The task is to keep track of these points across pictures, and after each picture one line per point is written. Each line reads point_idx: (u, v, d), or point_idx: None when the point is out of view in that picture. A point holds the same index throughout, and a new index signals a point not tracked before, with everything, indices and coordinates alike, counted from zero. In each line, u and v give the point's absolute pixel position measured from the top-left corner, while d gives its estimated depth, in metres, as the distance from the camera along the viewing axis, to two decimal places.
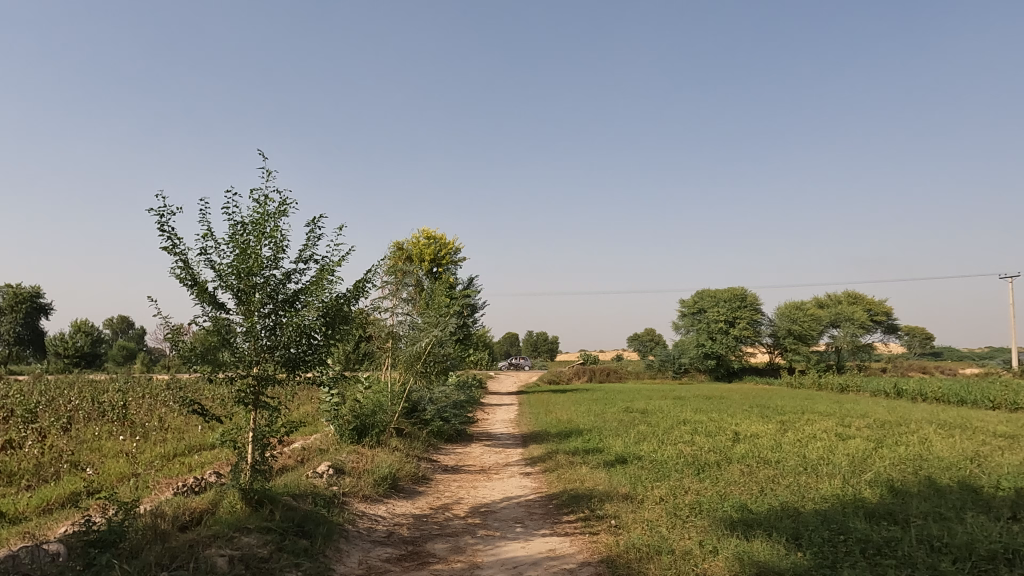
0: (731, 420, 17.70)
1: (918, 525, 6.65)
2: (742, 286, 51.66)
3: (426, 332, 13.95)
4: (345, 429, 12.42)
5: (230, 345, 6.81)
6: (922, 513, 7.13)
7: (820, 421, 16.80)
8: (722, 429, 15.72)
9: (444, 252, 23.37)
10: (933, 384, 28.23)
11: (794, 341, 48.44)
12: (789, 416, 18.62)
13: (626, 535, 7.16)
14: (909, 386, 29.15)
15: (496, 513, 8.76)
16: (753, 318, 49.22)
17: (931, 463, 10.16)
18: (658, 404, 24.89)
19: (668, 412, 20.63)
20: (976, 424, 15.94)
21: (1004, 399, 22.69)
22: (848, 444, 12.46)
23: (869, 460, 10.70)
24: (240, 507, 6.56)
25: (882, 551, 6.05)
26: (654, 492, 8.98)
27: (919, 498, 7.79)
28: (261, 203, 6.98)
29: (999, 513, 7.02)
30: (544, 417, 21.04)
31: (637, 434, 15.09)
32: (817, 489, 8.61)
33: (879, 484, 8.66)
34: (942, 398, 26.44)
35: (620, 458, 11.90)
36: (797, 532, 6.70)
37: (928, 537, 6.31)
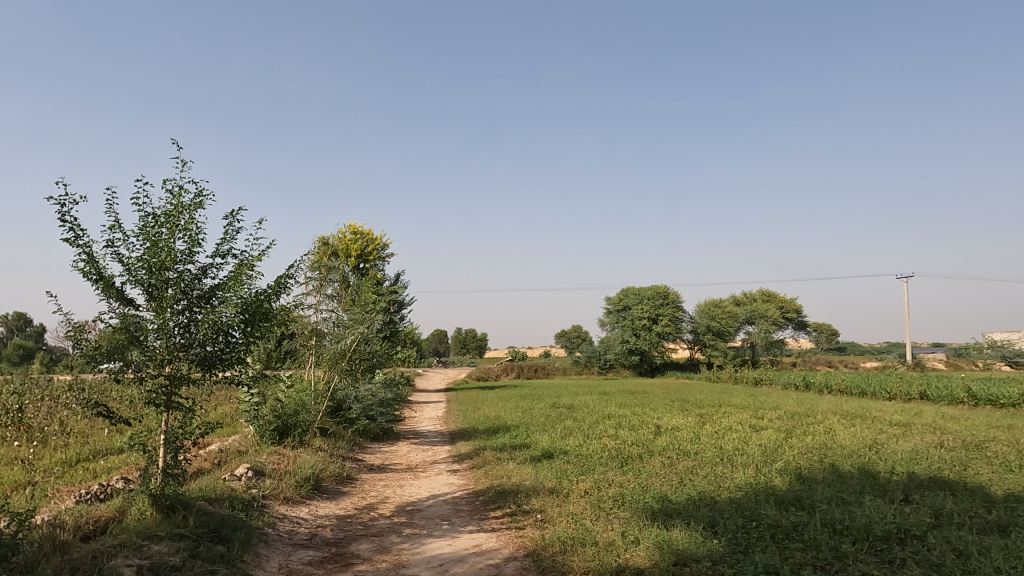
0: (654, 414, 18.28)
1: (823, 510, 7.08)
2: (664, 285, 53.31)
3: (352, 329, 13.61)
4: (265, 430, 12.02)
5: (140, 344, 6.43)
6: (826, 498, 7.60)
7: (736, 413, 17.66)
8: (644, 422, 16.21)
9: (371, 247, 22.93)
10: (837, 377, 30.16)
11: (713, 337, 50.48)
12: (707, 409, 19.48)
13: (552, 529, 7.27)
14: (816, 380, 31.00)
15: (422, 511, 8.70)
16: (675, 316, 50.97)
17: (835, 451, 10.85)
18: (584, 399, 25.42)
19: (593, 407, 21.05)
20: (874, 414, 17.14)
21: (899, 391, 24.55)
22: (761, 435, 13.13)
23: (780, 450, 11.30)
24: (150, 514, 6.17)
25: (790, 536, 6.40)
26: (580, 485, 9.15)
27: (823, 484, 8.31)
28: (175, 193, 6.62)
29: (893, 496, 7.59)
30: (473, 414, 21.08)
31: (564, 429, 15.30)
32: (732, 478, 9.03)
33: (788, 472, 9.18)
34: (845, 390, 28.33)
35: (547, 454, 12.04)
36: (713, 520, 7.00)
37: (832, 520, 6.72)
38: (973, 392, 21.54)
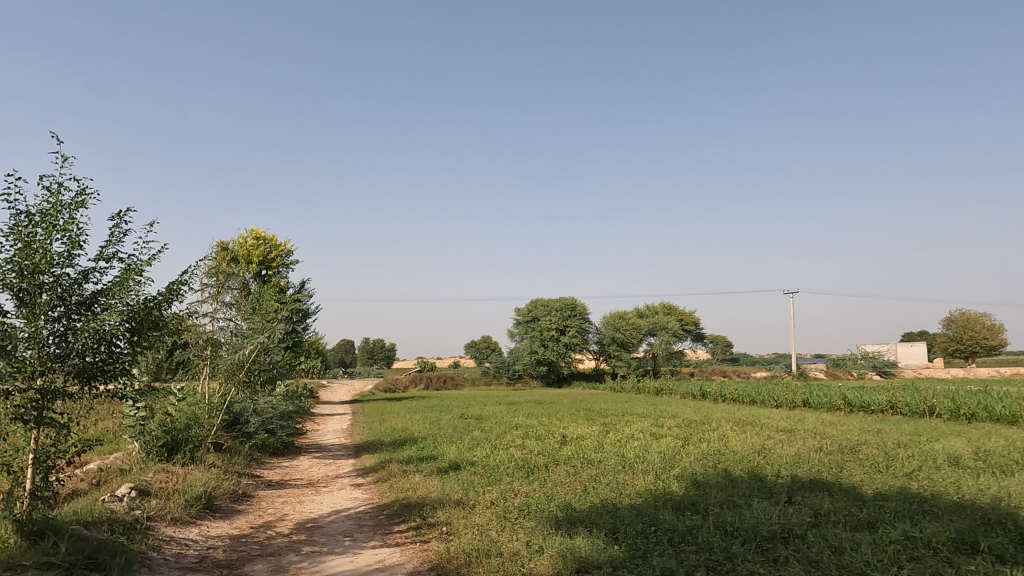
0: (560, 423, 18.62)
1: (715, 513, 7.45)
2: (572, 296, 54.46)
3: (251, 338, 12.99)
4: (152, 446, 11.24)
5: (8, 354, 5.80)
6: (718, 502, 8.01)
7: (638, 422, 18.30)
8: (550, 432, 16.49)
9: (274, 253, 22.04)
10: (730, 386, 31.91)
11: (617, 348, 52.05)
12: (610, 418, 20.06)
13: (457, 541, 7.22)
14: (712, 389, 32.64)
15: (323, 528, 8.41)
16: (582, 327, 52.19)
17: (727, 457, 11.47)
18: (493, 409, 25.53)
19: (501, 418, 21.16)
20: (763, 421, 18.27)
21: (785, 399, 26.31)
22: (660, 443, 13.66)
23: (678, 457, 11.80)
24: (13, 541, 5.57)
25: (685, 539, 6.68)
26: (486, 496, 9.16)
27: (716, 488, 8.76)
28: (53, 190, 6.10)
29: (778, 498, 8.11)
30: (378, 426, 20.62)
31: (471, 440, 15.28)
32: (633, 485, 9.33)
33: (684, 478, 9.60)
34: (737, 398, 30.02)
35: (453, 465, 11.97)
36: (614, 527, 7.19)
37: (723, 523, 7.07)
38: (849, 399, 23.40)
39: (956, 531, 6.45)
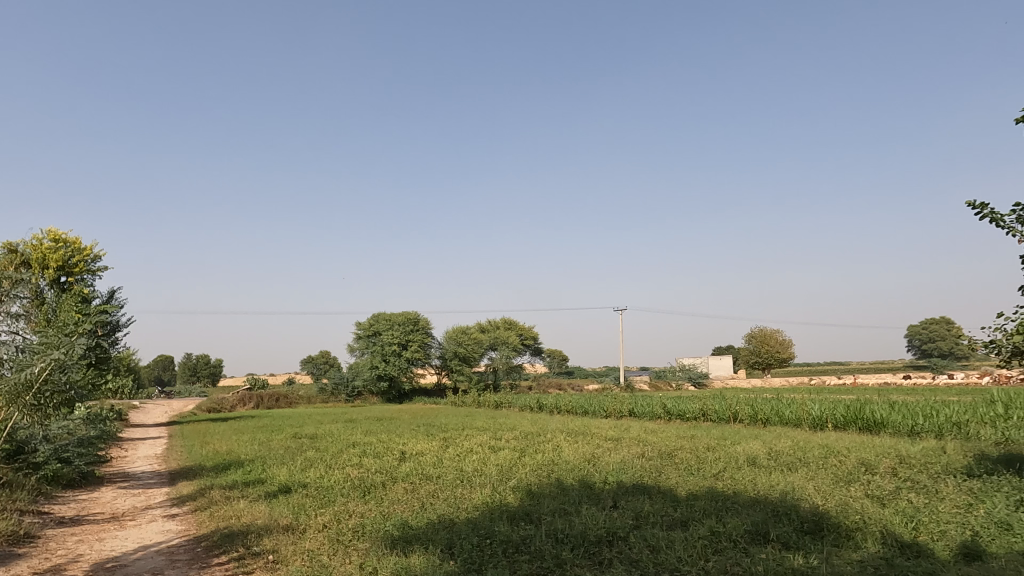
0: (399, 440, 18.33)
1: (548, 521, 7.74)
2: (415, 310, 53.61)
3: (43, 354, 11.32)
4: None
5: None
6: (550, 510, 8.33)
7: (477, 436, 18.53)
8: (389, 449, 16.19)
9: (77, 257, 19.49)
10: (565, 398, 33.42)
11: (458, 362, 52.20)
12: (450, 432, 20.12)
13: (284, 569, 6.81)
14: (549, 401, 33.93)
15: (127, 567, 7.51)
16: (424, 341, 51.86)
17: (560, 466, 11.97)
18: (329, 428, 24.49)
19: (337, 436, 20.37)
20: (593, 431, 19.34)
21: (613, 409, 28.04)
22: (498, 455, 13.95)
23: (514, 468, 12.10)
24: None
25: (519, 549, 6.85)
26: (318, 519, 8.75)
27: (549, 497, 9.11)
28: None
29: (605, 503, 8.61)
30: (199, 450, 18.91)
31: (304, 461, 14.54)
32: (470, 499, 9.42)
33: (520, 489, 9.87)
34: (571, 409, 31.48)
35: (283, 488, 11.30)
36: (450, 542, 7.20)
37: (554, 531, 7.36)
38: (668, 408, 25.52)
39: (752, 523, 7.27)
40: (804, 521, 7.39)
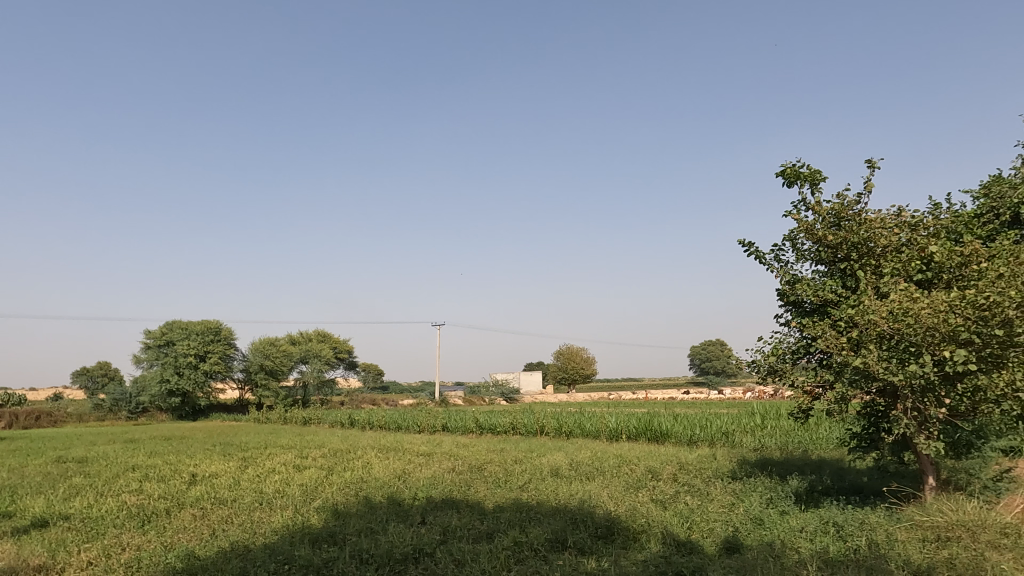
0: (189, 462, 16.61)
1: (352, 542, 7.48)
2: (217, 320, 49.08)
3: None
4: None
5: None
6: (356, 530, 8.07)
7: (281, 455, 17.40)
8: (177, 471, 14.62)
9: None
10: (378, 415, 32.72)
11: (265, 377, 48.49)
12: (251, 452, 18.70)
13: None
14: (361, 417, 32.92)
15: None
16: (226, 353, 47.75)
17: (368, 484, 11.65)
18: (102, 450, 21.48)
19: (112, 459, 17.92)
20: (405, 446, 19.12)
21: (427, 424, 27.96)
22: (303, 475, 13.23)
23: (319, 488, 11.53)
24: None
25: (321, 573, 6.53)
26: (81, 556, 7.59)
27: (355, 517, 8.82)
28: None
29: (412, 520, 8.54)
30: None
31: (67, 489, 12.57)
32: (268, 523, 8.79)
33: (324, 510, 9.43)
34: (383, 425, 30.86)
35: (38, 522, 9.66)
36: (243, 571, 6.65)
37: (359, 551, 7.13)
38: (480, 423, 26.09)
39: (552, 532, 7.64)
40: (598, 526, 7.94)
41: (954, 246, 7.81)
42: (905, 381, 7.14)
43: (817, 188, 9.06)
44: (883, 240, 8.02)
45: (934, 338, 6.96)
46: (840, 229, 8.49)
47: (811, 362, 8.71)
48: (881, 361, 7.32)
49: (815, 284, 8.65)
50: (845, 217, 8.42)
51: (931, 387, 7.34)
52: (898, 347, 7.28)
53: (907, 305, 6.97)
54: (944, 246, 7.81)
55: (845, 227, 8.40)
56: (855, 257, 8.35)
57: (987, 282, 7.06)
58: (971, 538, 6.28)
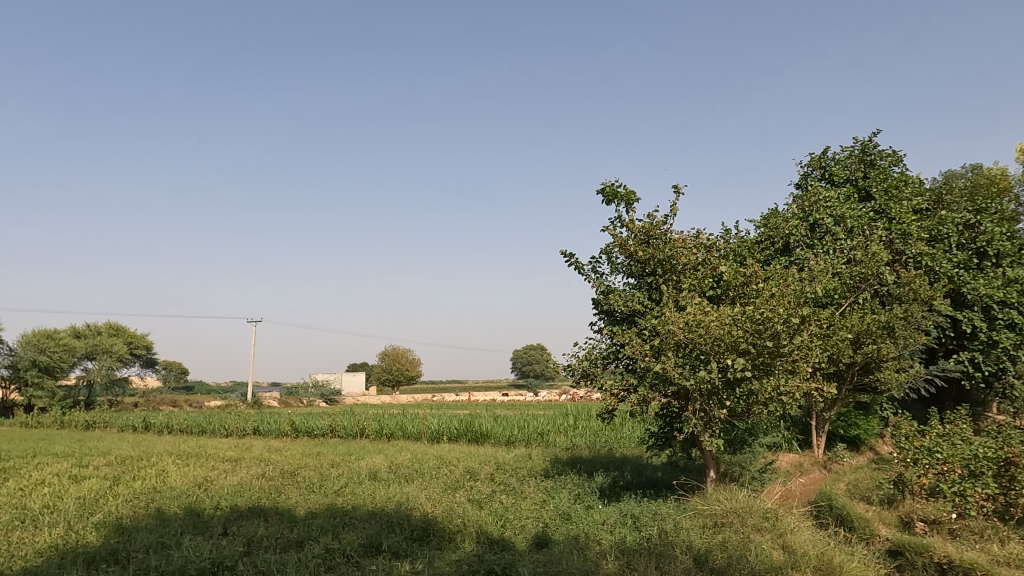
0: None
1: (138, 560, 6.70)
2: None
3: None
4: None
5: None
6: (143, 546, 7.25)
7: (53, 464, 15.13)
8: None
9: None
10: (179, 418, 29.80)
11: (38, 374, 41.66)
12: (12, 461, 16.01)
13: None
14: (158, 420, 29.73)
15: None
16: None
17: (162, 494, 10.53)
18: None
19: None
20: (209, 452, 17.60)
21: (236, 427, 25.98)
22: (80, 486, 11.61)
23: (100, 501, 10.18)
24: None
25: None
26: None
27: (143, 531, 7.92)
28: None
29: (212, 531, 7.87)
30: None
31: None
32: (31, 544, 7.58)
33: (105, 525, 8.36)
34: (185, 429, 28.15)
35: None
36: None
37: (145, 570, 6.41)
38: (295, 426, 24.80)
39: (366, 536, 7.47)
40: (414, 529, 7.91)
41: (738, 267, 8.94)
42: (695, 385, 8.01)
43: (631, 207, 9.88)
44: (683, 258, 8.94)
45: (720, 347, 7.90)
46: (648, 245, 9.30)
47: (619, 367, 9.44)
48: (677, 367, 8.14)
49: (625, 295, 9.39)
50: (654, 235, 9.24)
51: (716, 391, 8.30)
52: (691, 354, 8.14)
53: (700, 317, 7.83)
54: (731, 267, 8.93)
55: (653, 244, 9.23)
56: (660, 272, 9.22)
57: (762, 299, 8.19)
58: (740, 523, 7.20)
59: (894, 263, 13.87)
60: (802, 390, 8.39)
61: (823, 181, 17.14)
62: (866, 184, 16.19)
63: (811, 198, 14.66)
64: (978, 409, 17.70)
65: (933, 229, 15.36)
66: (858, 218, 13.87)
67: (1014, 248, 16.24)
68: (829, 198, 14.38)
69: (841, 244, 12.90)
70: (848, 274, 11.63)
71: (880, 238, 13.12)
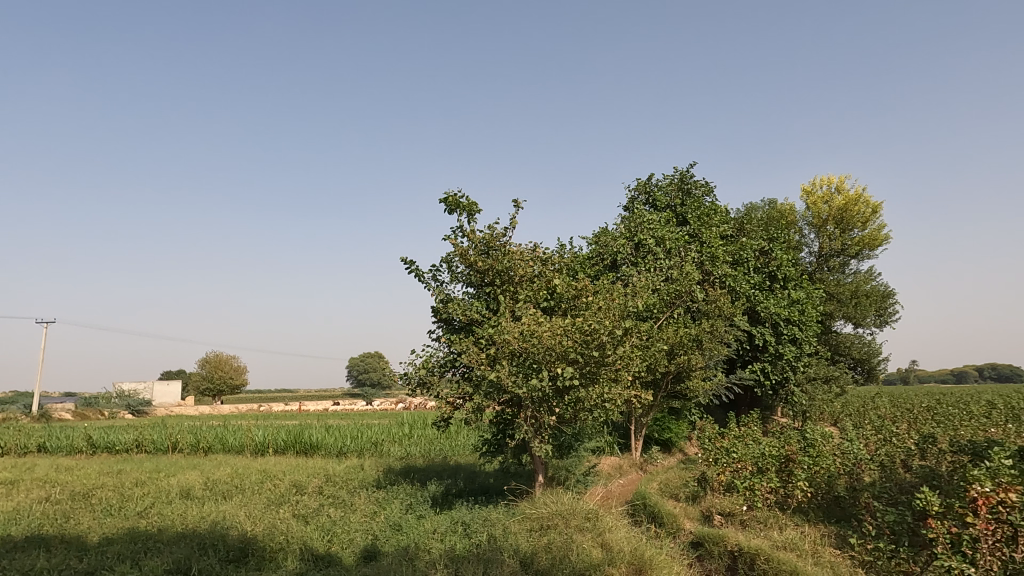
0: None
1: None
2: None
3: None
4: None
5: None
6: None
7: None
8: None
9: None
10: None
11: None
12: None
13: None
14: None
15: None
16: None
17: None
18: None
19: None
20: None
21: (15, 444, 22.42)
22: None
23: None
24: None
25: None
26: None
27: None
28: None
29: None
30: None
31: None
32: None
33: None
34: None
35: None
36: None
37: None
38: (93, 440, 21.96)
39: (174, 561, 6.80)
40: (230, 550, 7.35)
41: (570, 281, 9.43)
42: (527, 393, 8.29)
43: (472, 218, 10.06)
44: (521, 270, 9.25)
45: (551, 356, 8.26)
46: (488, 256, 9.49)
47: (455, 375, 9.51)
48: (511, 375, 8.37)
49: (464, 304, 9.50)
50: (493, 246, 9.45)
51: (546, 398, 8.66)
52: (524, 363, 8.42)
53: (534, 327, 8.14)
54: (564, 280, 9.40)
55: (492, 255, 9.44)
56: (498, 283, 9.45)
57: (591, 312, 8.71)
58: (564, 524, 7.56)
59: (704, 282, 15.44)
60: (624, 397, 9.03)
61: (647, 205, 18.65)
62: (683, 210, 17.90)
63: (636, 221, 15.92)
64: (767, 412, 20.20)
65: (736, 254, 17.33)
66: (675, 241, 15.29)
67: (798, 273, 18.81)
68: (652, 221, 15.74)
69: (661, 264, 14.12)
70: (665, 291, 12.75)
71: (693, 260, 14.56)
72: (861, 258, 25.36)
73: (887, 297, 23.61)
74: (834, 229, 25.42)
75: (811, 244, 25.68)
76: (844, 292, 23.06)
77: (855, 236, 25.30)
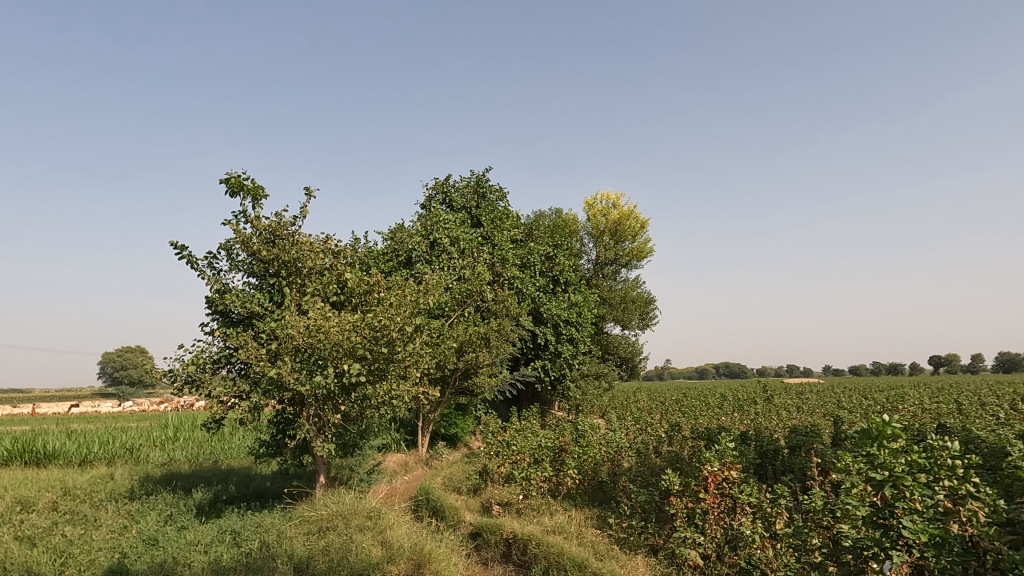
0: None
1: None
2: None
3: None
4: None
5: None
6: None
7: None
8: None
9: None
10: None
11: None
12: None
13: None
14: None
15: None
16: None
17: None
18: None
19: None
20: None
21: None
22: None
23: None
24: None
25: None
26: None
27: None
28: None
29: None
30: None
31: None
32: None
33: None
34: None
35: None
36: None
37: None
38: None
39: None
40: None
41: (363, 275, 9.23)
42: (310, 390, 7.91)
43: (257, 203, 9.36)
44: (309, 262, 8.84)
45: (337, 352, 7.98)
46: (273, 245, 8.90)
47: (230, 372, 8.81)
48: (293, 372, 7.93)
49: (243, 295, 8.80)
50: (280, 235, 8.88)
51: (331, 396, 8.35)
52: (308, 360, 8.02)
53: (321, 322, 7.81)
54: (356, 275, 9.18)
55: (278, 244, 8.86)
56: (284, 274, 8.90)
57: (382, 307, 8.60)
58: (344, 525, 7.36)
59: (494, 283, 16.15)
60: (411, 394, 9.04)
61: (444, 204, 18.90)
62: (477, 213, 18.48)
63: (432, 219, 16.11)
64: (545, 407, 21.65)
65: (524, 257, 18.36)
66: (469, 241, 15.75)
67: (577, 278, 20.46)
68: (447, 220, 16.05)
69: (454, 263, 14.46)
70: (457, 290, 13.08)
71: (484, 261, 15.07)
72: (630, 268, 28.37)
73: (649, 303, 26.66)
74: (609, 240, 28.08)
75: (589, 252, 28.09)
76: (614, 297, 25.58)
77: (626, 248, 28.20)
